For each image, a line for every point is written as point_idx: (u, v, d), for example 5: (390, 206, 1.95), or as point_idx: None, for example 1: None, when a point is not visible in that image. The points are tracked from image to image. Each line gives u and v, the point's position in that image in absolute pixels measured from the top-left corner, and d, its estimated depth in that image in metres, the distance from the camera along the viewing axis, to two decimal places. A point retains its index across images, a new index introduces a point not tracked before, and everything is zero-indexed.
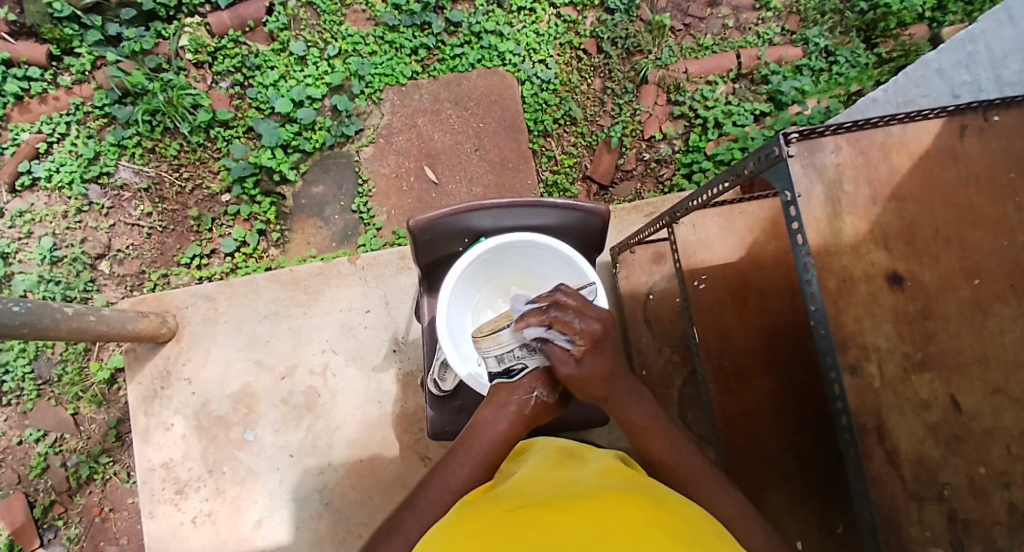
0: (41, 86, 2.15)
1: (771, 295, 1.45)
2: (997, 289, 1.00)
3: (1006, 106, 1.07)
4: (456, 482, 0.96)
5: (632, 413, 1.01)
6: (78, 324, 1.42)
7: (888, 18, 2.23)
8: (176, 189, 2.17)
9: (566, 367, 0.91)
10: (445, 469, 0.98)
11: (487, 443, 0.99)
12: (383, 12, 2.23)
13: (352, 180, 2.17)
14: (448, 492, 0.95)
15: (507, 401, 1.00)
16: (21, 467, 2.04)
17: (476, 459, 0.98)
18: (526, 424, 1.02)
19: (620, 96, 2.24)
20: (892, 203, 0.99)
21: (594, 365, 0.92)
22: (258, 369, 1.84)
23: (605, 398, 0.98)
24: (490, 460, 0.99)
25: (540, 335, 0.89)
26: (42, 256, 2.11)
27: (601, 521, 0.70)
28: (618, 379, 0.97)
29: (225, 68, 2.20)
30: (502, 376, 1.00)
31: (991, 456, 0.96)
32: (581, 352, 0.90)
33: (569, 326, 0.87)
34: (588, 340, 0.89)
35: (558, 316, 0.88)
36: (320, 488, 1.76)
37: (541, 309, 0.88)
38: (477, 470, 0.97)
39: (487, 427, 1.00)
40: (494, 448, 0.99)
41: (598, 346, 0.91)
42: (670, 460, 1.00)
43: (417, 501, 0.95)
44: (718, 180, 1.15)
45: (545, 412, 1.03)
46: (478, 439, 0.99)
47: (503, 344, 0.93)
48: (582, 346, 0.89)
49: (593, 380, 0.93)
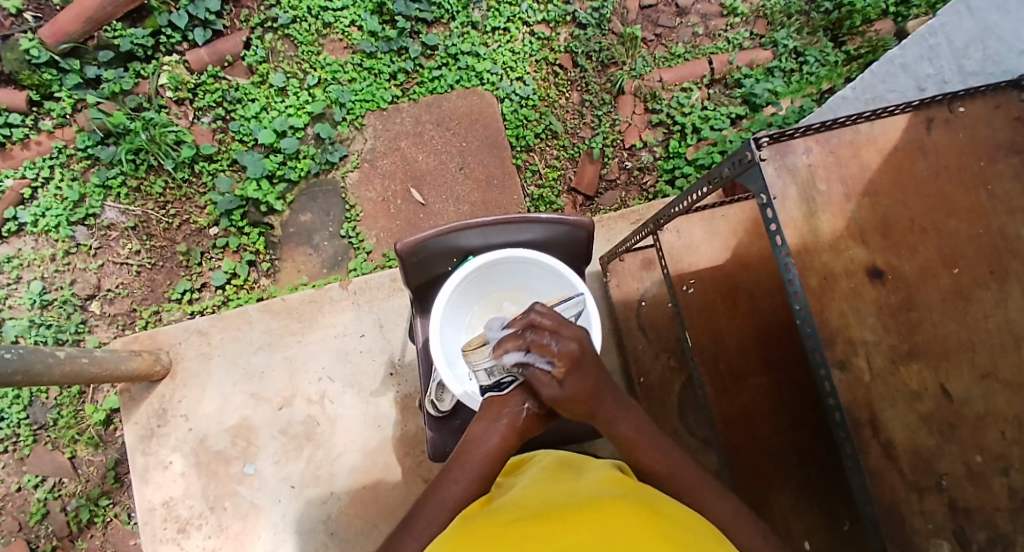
0: (23, 132, 2.16)
1: (760, 293, 1.48)
2: (977, 275, 1.03)
3: (970, 97, 1.10)
4: (452, 498, 0.97)
5: (624, 427, 0.99)
6: (71, 368, 1.42)
7: (854, 16, 2.29)
8: (164, 225, 2.17)
9: (549, 391, 0.90)
10: (439, 487, 0.99)
11: (481, 456, 0.99)
12: (360, 40, 2.26)
13: (339, 206, 2.18)
14: (445, 509, 0.96)
15: (497, 415, 0.98)
16: (20, 514, 2.02)
17: (471, 475, 0.98)
18: (519, 436, 1.00)
19: (598, 108, 2.28)
20: (865, 199, 1.03)
21: (575, 386, 0.91)
22: (255, 402, 1.83)
23: (592, 416, 0.95)
24: (485, 475, 0.99)
25: (520, 359, 0.89)
26: (32, 301, 2.10)
27: (599, 530, 0.71)
28: (603, 396, 0.95)
29: (206, 103, 2.22)
30: (492, 389, 0.99)
31: (985, 441, 0.98)
32: (562, 374, 0.89)
33: (546, 348, 0.87)
34: (567, 362, 0.88)
35: (536, 339, 0.87)
36: (324, 518, 1.75)
37: (518, 333, 0.89)
38: (473, 486, 0.98)
39: (479, 441, 0.99)
40: (488, 462, 0.99)
41: (578, 368, 0.89)
42: (662, 469, 0.99)
43: (416, 519, 0.97)
44: (698, 186, 1.18)
45: (539, 424, 1.00)
46: (472, 454, 0.99)
47: (489, 353, 0.96)
48: (563, 369, 0.88)
49: (577, 399, 0.92)
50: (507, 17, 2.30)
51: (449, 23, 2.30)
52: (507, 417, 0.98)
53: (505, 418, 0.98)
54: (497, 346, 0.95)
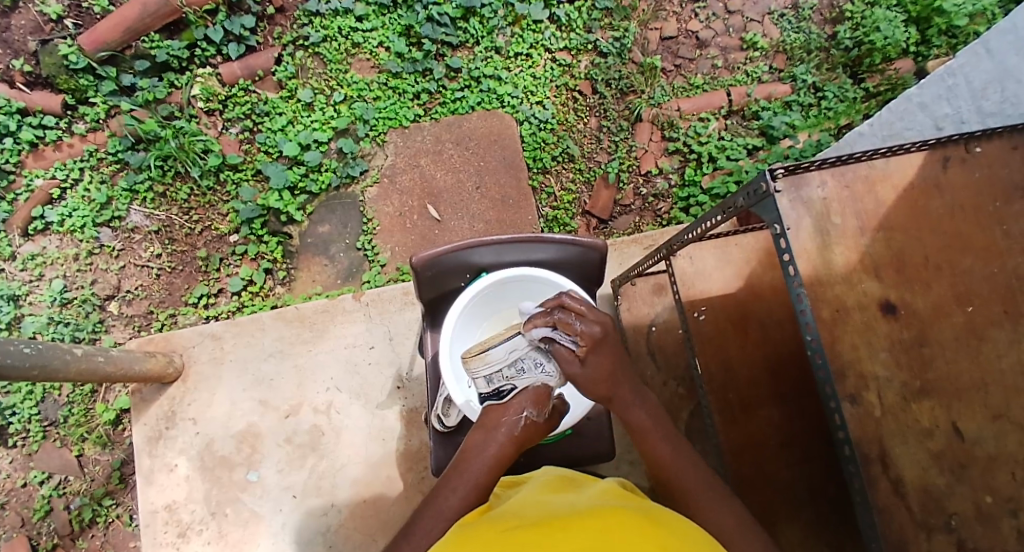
0: (56, 134, 2.23)
1: (773, 324, 1.46)
2: (991, 314, 1.02)
3: (987, 137, 1.11)
4: (450, 508, 0.96)
5: (637, 415, 1.04)
6: (87, 365, 1.45)
7: (873, 54, 2.31)
8: (186, 230, 2.22)
9: (571, 368, 0.96)
10: (438, 496, 0.98)
11: (481, 466, 0.99)
12: (386, 61, 2.32)
13: (356, 219, 2.22)
14: (442, 519, 0.95)
15: (504, 416, 1.01)
16: (24, 509, 2.03)
17: (470, 484, 0.98)
18: (518, 446, 1.02)
19: (616, 134, 2.31)
20: (879, 234, 1.03)
21: (597, 365, 0.97)
22: (263, 409, 1.85)
23: (608, 398, 1.01)
24: (482, 486, 0.99)
25: (546, 335, 0.95)
26: (53, 299, 2.15)
27: (596, 536, 0.72)
28: (621, 378, 1.01)
29: (235, 115, 2.28)
30: (492, 397, 1.05)
31: (997, 483, 0.97)
32: (585, 353, 0.95)
33: (571, 325, 0.94)
34: (589, 342, 0.95)
35: (562, 318, 0.95)
36: (324, 530, 1.75)
37: (547, 311, 0.96)
38: (470, 497, 0.97)
39: (480, 448, 1.01)
40: (487, 471, 0.99)
41: (600, 348, 0.96)
42: (669, 460, 1.03)
43: (413, 532, 0.96)
44: (712, 213, 1.19)
45: (536, 434, 1.03)
46: (471, 463, 1.00)
47: (492, 363, 1.00)
48: (586, 347, 0.95)
49: (599, 377, 0.97)
50: (530, 43, 2.35)
51: (473, 47, 2.35)
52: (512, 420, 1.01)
53: (512, 417, 1.01)
54: (503, 356, 0.99)
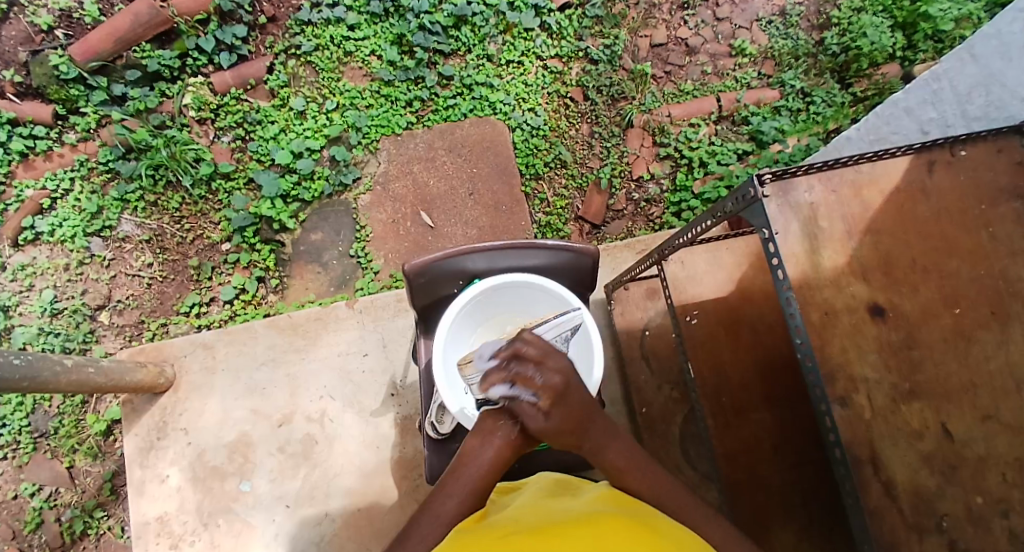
0: (46, 144, 2.22)
1: (764, 328, 1.48)
2: (978, 316, 1.04)
3: (971, 141, 1.12)
4: (446, 514, 0.96)
5: (611, 456, 0.99)
6: (77, 376, 1.44)
7: (861, 59, 2.34)
8: (177, 239, 2.21)
9: (536, 423, 0.90)
10: (434, 502, 0.98)
11: (476, 471, 0.98)
12: (379, 69, 2.32)
13: (349, 226, 2.22)
14: (438, 525, 0.95)
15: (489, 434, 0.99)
16: (14, 522, 2.01)
17: (465, 490, 0.98)
18: (516, 450, 0.99)
19: (608, 140, 2.32)
20: (867, 237, 1.04)
21: (562, 418, 0.91)
22: (255, 418, 1.84)
23: (578, 445, 0.96)
24: (479, 490, 0.99)
25: (507, 392, 0.88)
26: (43, 309, 2.14)
27: (594, 541, 0.72)
28: (591, 423, 0.96)
29: (227, 123, 2.28)
30: (487, 403, 0.99)
31: (987, 484, 0.97)
32: (548, 407, 0.88)
33: (532, 381, 0.86)
34: (552, 395, 0.87)
35: (519, 371, 0.86)
36: (318, 540, 1.73)
37: (503, 365, 0.87)
38: (464, 503, 0.97)
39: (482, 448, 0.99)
40: (484, 476, 0.98)
41: (564, 399, 0.89)
42: (648, 496, 0.98)
43: (405, 539, 0.95)
44: (703, 218, 1.20)
45: (535, 439, 0.98)
46: (466, 468, 0.98)
47: (489, 363, 1.00)
48: (547, 402, 0.87)
49: (563, 429, 0.92)
50: (521, 50, 2.37)
51: (465, 55, 2.37)
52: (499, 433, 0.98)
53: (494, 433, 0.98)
54: (503, 352, 1.00)
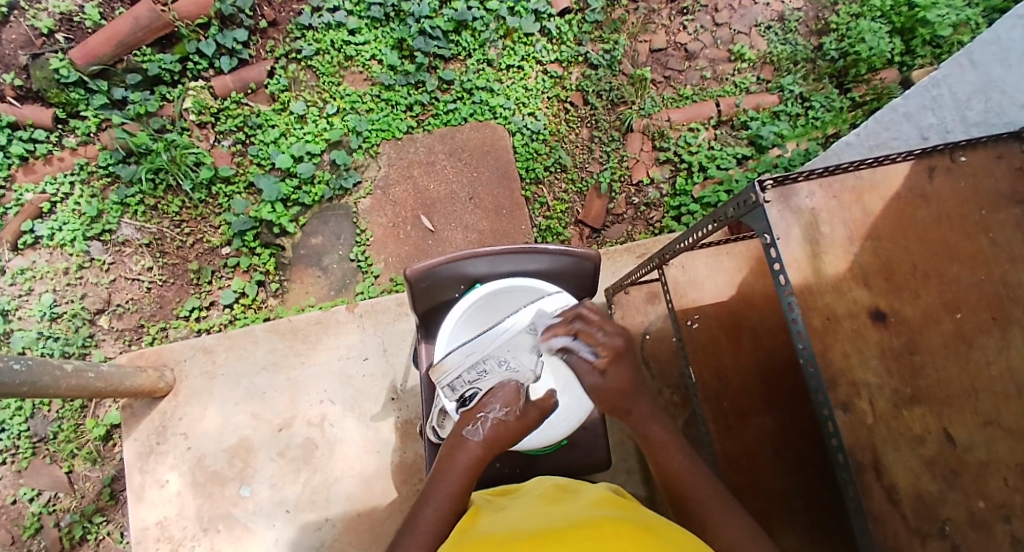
0: (46, 148, 2.22)
1: (765, 331, 1.47)
2: (979, 321, 1.04)
3: (971, 147, 1.13)
4: (426, 521, 0.97)
5: (654, 431, 1.07)
6: (77, 381, 1.43)
7: (859, 64, 2.35)
8: (177, 243, 2.21)
9: (592, 380, 1.01)
10: (417, 511, 1.00)
11: (453, 475, 1.01)
12: (379, 73, 2.33)
13: (350, 230, 2.22)
14: (419, 534, 0.97)
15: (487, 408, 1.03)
16: (13, 527, 2.00)
17: (443, 496, 0.99)
18: (489, 450, 1.02)
19: (607, 144, 2.33)
20: (867, 243, 1.05)
21: (616, 377, 1.02)
22: (255, 422, 1.84)
23: (627, 413, 1.06)
24: (459, 495, 1.00)
25: (568, 344, 1.00)
26: (42, 313, 2.13)
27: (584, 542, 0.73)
28: (640, 394, 1.06)
29: (227, 127, 2.28)
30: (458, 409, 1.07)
31: (988, 489, 0.97)
32: (605, 365, 1.00)
33: (593, 336, 0.99)
34: (610, 353, 1.00)
35: (583, 328, 1.00)
36: (318, 545, 1.73)
37: (566, 322, 1.01)
38: (446, 512, 0.98)
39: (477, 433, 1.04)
40: (461, 479, 1.00)
41: (619, 359, 1.01)
42: (682, 477, 1.03)
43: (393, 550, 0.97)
44: (705, 222, 1.19)
45: (506, 433, 1.02)
46: (444, 475, 1.01)
47: (450, 370, 1.04)
48: (606, 359, 1.00)
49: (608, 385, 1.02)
50: (521, 55, 2.37)
51: (465, 60, 2.37)
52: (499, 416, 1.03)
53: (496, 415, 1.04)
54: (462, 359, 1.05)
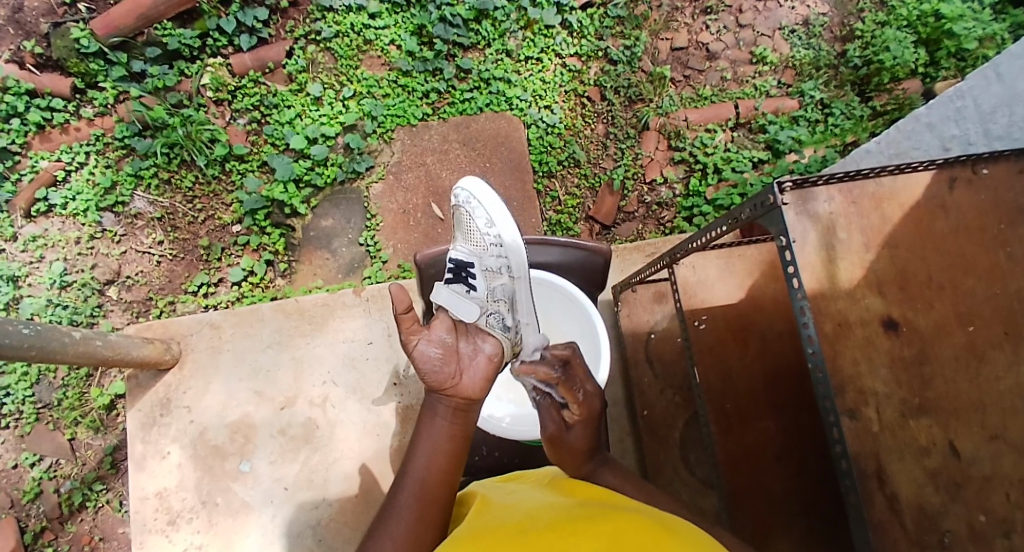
0: (63, 117, 2.23)
1: (773, 336, 1.47)
2: (992, 336, 1.03)
3: (994, 159, 1.11)
4: (418, 470, 0.99)
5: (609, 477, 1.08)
6: (84, 348, 1.44)
7: (882, 73, 2.32)
8: (189, 218, 2.22)
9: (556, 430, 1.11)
10: (410, 458, 1.01)
11: (436, 425, 1.02)
12: (397, 58, 2.32)
13: (360, 215, 2.22)
14: (410, 486, 0.98)
15: (458, 343, 1.04)
16: (13, 491, 2.02)
17: (429, 446, 1.01)
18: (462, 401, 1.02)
19: (623, 141, 2.31)
20: (884, 250, 1.03)
21: (579, 435, 1.10)
22: (258, 400, 1.84)
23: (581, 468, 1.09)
24: (445, 447, 1.01)
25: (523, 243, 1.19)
26: (53, 281, 2.15)
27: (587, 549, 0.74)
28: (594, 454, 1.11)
29: (244, 106, 2.28)
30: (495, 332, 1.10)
31: (990, 503, 0.97)
32: (573, 419, 1.11)
33: (574, 393, 1.10)
34: (582, 411, 1.11)
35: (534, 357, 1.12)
36: (313, 524, 1.74)
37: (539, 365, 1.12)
38: (436, 458, 1.00)
39: (420, 357, 1.00)
40: (446, 425, 1.02)
41: (587, 419, 1.12)
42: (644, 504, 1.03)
43: (389, 505, 0.98)
44: (717, 224, 1.19)
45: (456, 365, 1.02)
46: (428, 422, 1.03)
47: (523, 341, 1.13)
48: (576, 412, 1.11)
49: (573, 448, 1.09)
50: (541, 47, 2.36)
51: (484, 49, 2.36)
52: (471, 354, 1.04)
53: (473, 355, 1.04)
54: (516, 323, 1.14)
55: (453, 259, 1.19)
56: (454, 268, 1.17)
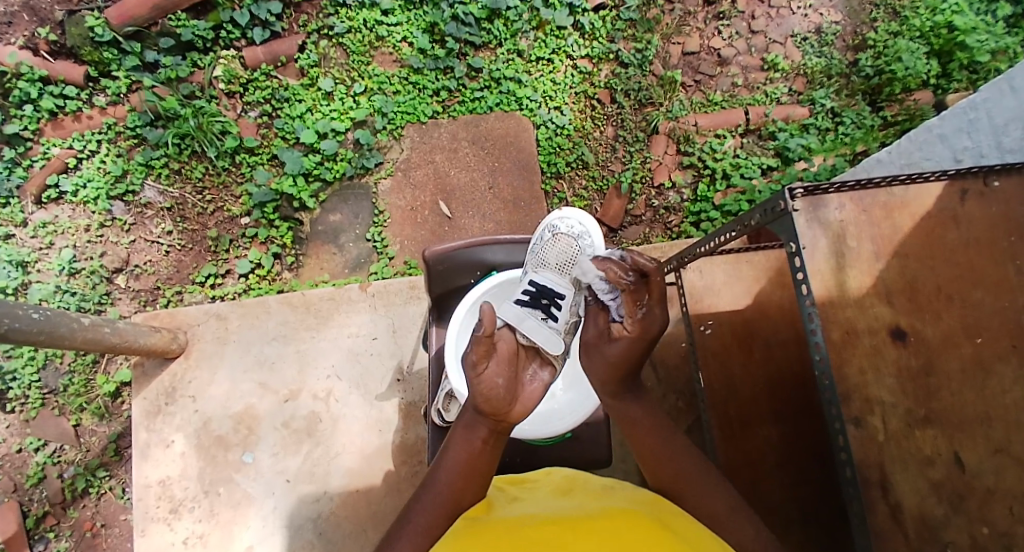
0: (76, 105, 2.24)
1: (776, 344, 1.46)
2: (999, 348, 1.02)
3: (1006, 172, 1.10)
4: (441, 484, 1.00)
5: (634, 410, 1.05)
6: (93, 335, 1.45)
7: (893, 83, 2.32)
8: (198, 209, 2.23)
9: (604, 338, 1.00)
10: (435, 473, 1.02)
11: (464, 450, 1.00)
12: (409, 56, 2.33)
13: (368, 210, 2.23)
14: (433, 504, 0.99)
15: (520, 368, 0.99)
16: (16, 474, 2.03)
17: (454, 467, 1.00)
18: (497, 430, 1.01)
19: (631, 144, 2.31)
20: (894, 260, 1.03)
21: (623, 350, 0.98)
22: (262, 391, 1.85)
23: (611, 392, 1.04)
24: (473, 466, 1.00)
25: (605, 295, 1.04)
26: (61, 267, 2.16)
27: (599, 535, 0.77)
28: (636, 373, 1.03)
29: (255, 99, 2.29)
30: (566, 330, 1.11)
31: (993, 516, 0.97)
32: (623, 334, 0.97)
33: (635, 306, 0.96)
34: (636, 328, 0.96)
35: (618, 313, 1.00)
36: (315, 517, 1.75)
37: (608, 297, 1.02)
38: (461, 476, 0.99)
39: (486, 384, 0.93)
40: (476, 447, 1.00)
41: (640, 339, 0.97)
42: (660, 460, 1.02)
43: (410, 516, 1.00)
44: (726, 229, 1.19)
45: (506, 393, 0.96)
46: (457, 445, 1.01)
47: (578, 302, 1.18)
48: (631, 329, 0.96)
49: (610, 362, 1.00)
50: (552, 48, 2.36)
51: (495, 49, 2.37)
52: (529, 379, 1.01)
53: (530, 381, 1.00)
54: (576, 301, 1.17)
55: (536, 283, 1.17)
56: (536, 293, 1.14)
